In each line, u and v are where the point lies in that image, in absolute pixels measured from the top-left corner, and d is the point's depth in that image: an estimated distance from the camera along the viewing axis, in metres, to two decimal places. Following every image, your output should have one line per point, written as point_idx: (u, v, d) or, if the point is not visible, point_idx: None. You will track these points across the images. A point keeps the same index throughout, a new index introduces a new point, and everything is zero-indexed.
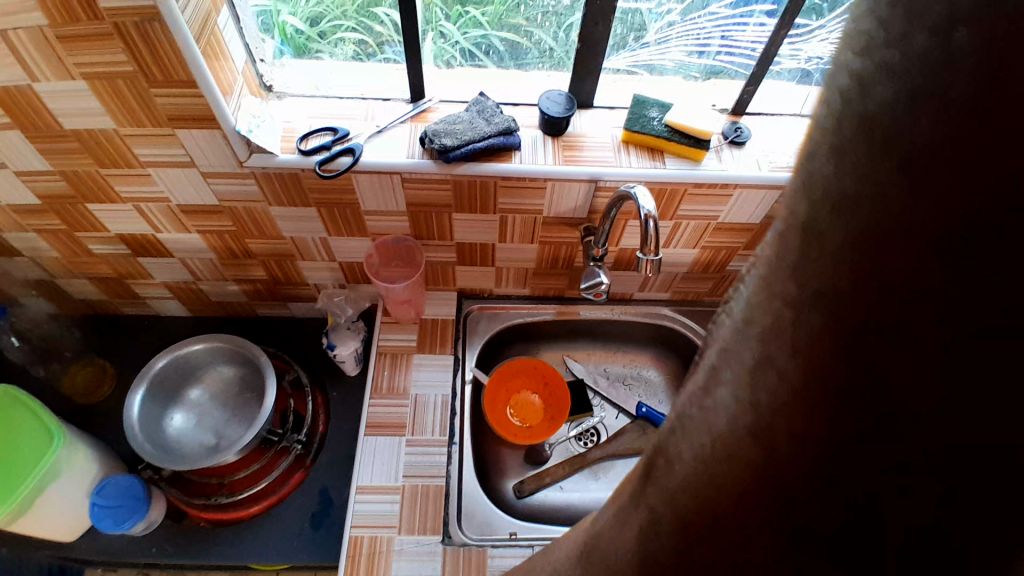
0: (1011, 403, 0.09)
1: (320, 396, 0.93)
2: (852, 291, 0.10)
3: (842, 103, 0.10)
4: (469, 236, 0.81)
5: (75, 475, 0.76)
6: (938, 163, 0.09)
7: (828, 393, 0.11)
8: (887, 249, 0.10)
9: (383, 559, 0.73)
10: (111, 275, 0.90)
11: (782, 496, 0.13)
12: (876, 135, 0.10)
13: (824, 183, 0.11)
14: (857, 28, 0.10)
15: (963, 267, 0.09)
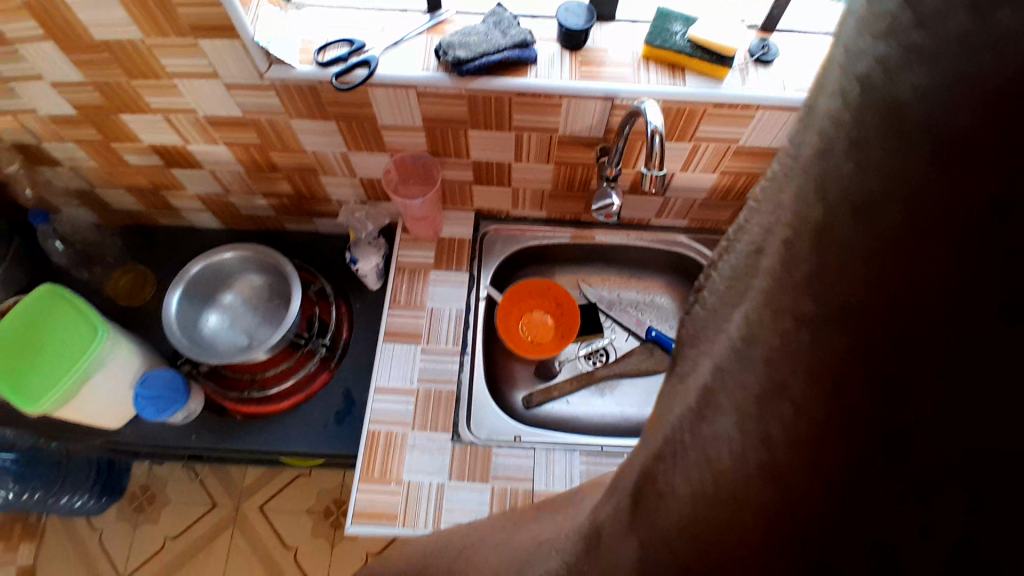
0: (1006, 395, 0.15)
1: (344, 306, 0.99)
2: (867, 302, 0.16)
3: (862, 91, 0.16)
4: (486, 155, 0.82)
5: (119, 365, 0.84)
6: (962, 149, 0.15)
7: (839, 419, 0.17)
8: (905, 252, 0.16)
9: (398, 451, 0.80)
10: (147, 186, 0.95)
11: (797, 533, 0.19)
12: (893, 123, 0.16)
13: (846, 183, 0.17)
14: (877, 18, 0.16)
15: (986, 257, 0.14)
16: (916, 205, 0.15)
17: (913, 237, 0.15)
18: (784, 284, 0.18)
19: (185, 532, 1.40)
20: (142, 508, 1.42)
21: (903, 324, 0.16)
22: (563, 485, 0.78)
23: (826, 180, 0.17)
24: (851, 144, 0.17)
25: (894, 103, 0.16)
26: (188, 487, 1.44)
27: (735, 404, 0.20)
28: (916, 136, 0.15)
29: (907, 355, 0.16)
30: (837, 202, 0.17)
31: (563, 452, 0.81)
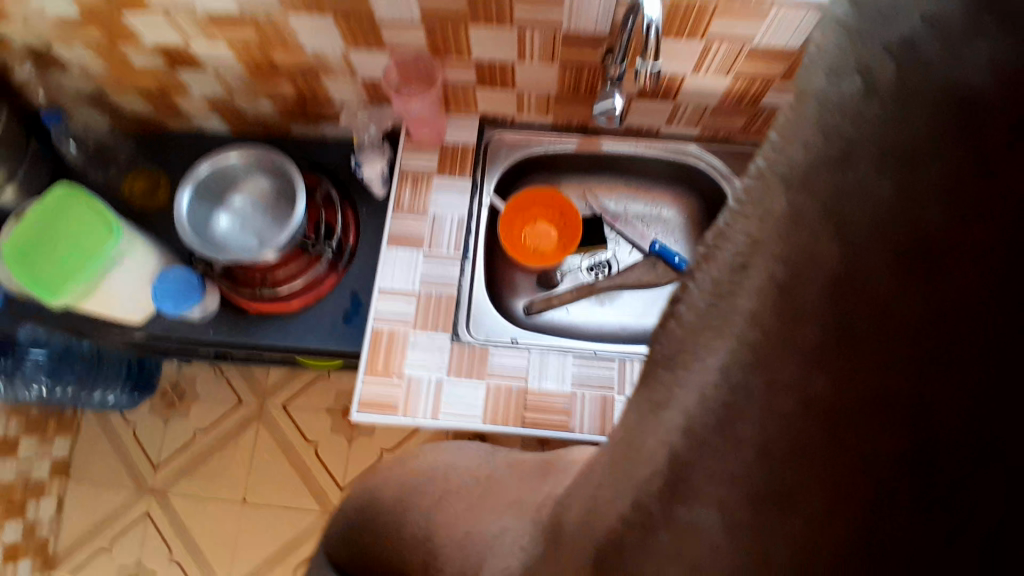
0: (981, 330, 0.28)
1: (350, 213, 1.00)
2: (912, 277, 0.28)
3: (910, 106, 0.29)
4: (488, 53, 0.79)
5: (136, 264, 0.89)
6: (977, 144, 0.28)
7: (878, 385, 0.28)
8: (940, 224, 0.28)
9: (400, 349, 0.84)
10: (155, 91, 0.94)
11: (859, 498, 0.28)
12: (934, 108, 0.29)
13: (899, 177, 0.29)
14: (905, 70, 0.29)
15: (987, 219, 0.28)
16: (955, 121, 0.29)
17: (952, 213, 0.28)
18: (837, 200, 0.29)
19: (212, 426, 1.52)
20: (173, 404, 1.53)
21: (946, 300, 0.28)
22: (556, 384, 0.82)
23: (866, 107, 0.29)
24: (903, 150, 0.29)
25: (940, 94, 0.29)
26: (213, 386, 1.54)
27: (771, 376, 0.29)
28: (955, 116, 0.29)
29: (932, 323, 0.28)
30: (887, 131, 0.29)
31: (557, 356, 0.84)
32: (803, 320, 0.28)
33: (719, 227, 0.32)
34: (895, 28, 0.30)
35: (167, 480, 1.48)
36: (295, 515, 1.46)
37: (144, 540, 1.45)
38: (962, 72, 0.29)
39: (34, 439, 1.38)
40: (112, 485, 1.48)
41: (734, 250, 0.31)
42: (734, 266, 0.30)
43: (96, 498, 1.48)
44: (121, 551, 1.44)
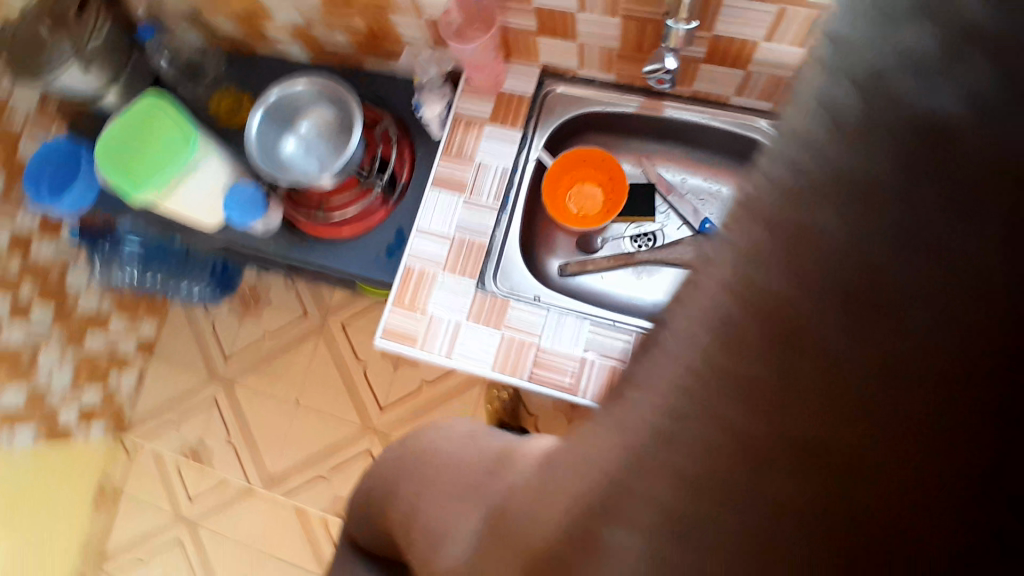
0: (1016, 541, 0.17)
1: (408, 148, 1.03)
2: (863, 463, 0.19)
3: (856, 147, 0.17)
4: (548, 1, 0.77)
5: (210, 176, 0.97)
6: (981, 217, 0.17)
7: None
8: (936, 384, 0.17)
9: (427, 287, 0.87)
10: (245, 13, 1.00)
11: None
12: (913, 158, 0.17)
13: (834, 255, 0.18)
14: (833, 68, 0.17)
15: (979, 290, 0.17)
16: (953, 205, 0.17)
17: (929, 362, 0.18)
18: (796, 297, 0.19)
19: (278, 332, 1.67)
20: (247, 306, 1.69)
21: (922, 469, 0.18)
22: (567, 346, 0.83)
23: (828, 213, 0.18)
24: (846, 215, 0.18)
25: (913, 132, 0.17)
26: (284, 295, 1.68)
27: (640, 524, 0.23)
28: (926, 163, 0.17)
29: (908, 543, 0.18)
30: (832, 218, 0.18)
31: (574, 319, 0.84)
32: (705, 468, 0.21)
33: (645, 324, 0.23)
34: (846, 72, 0.17)
35: (234, 372, 1.66)
36: (336, 424, 1.59)
37: (207, 421, 1.65)
38: (999, 158, 0.17)
39: (125, 317, 1.59)
40: (187, 369, 1.69)
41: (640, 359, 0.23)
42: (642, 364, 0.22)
43: (173, 377, 1.69)
44: (188, 427, 1.66)
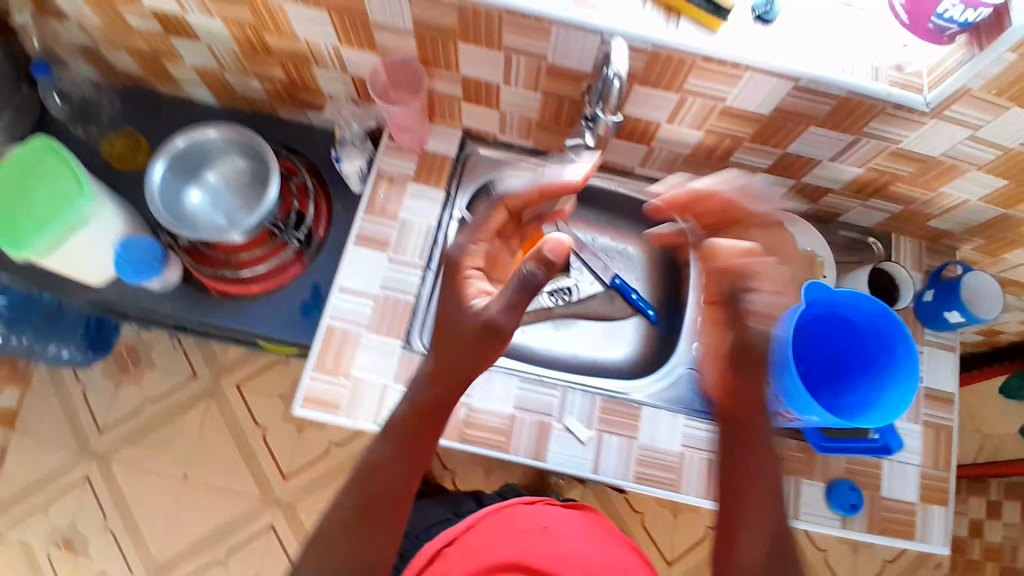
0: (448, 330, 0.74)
1: (325, 203, 1.00)
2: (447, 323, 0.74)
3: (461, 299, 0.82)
4: (475, 72, 0.80)
5: (103, 227, 0.88)
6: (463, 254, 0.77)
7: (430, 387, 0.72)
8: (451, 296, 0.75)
9: (352, 348, 0.86)
10: (147, 53, 0.94)
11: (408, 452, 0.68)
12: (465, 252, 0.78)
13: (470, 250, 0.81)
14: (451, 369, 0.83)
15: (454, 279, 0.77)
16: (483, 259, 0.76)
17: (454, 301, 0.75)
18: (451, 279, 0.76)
19: (163, 396, 1.50)
20: (126, 368, 1.52)
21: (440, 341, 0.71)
22: (497, 404, 0.85)
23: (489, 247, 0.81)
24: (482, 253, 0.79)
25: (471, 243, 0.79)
26: (171, 354, 1.53)
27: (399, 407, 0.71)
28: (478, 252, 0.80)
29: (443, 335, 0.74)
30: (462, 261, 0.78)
31: (503, 376, 0.86)
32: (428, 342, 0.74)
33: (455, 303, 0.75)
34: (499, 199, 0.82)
35: (110, 445, 1.47)
36: (233, 498, 1.45)
37: (77, 504, 1.44)
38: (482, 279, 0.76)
39: None
40: (52, 443, 1.46)
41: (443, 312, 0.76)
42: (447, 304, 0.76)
43: (35, 454, 1.46)
44: (55, 511, 1.43)
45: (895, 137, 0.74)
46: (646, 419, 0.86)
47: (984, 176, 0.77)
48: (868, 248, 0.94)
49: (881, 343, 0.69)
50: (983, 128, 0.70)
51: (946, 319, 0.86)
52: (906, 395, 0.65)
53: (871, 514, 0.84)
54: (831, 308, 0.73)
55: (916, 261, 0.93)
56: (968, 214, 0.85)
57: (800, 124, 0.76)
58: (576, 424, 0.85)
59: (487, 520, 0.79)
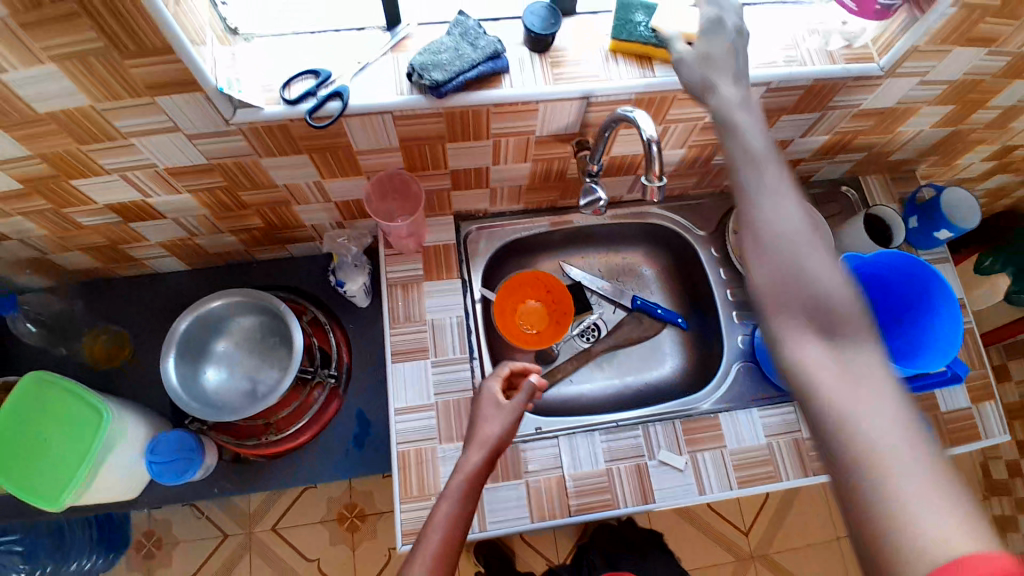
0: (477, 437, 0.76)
1: (339, 330, 0.98)
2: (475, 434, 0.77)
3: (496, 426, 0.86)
4: (463, 163, 0.81)
5: (110, 467, 0.81)
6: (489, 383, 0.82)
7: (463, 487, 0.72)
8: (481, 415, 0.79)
9: (430, 464, 0.83)
10: (104, 244, 0.90)
11: (443, 552, 0.66)
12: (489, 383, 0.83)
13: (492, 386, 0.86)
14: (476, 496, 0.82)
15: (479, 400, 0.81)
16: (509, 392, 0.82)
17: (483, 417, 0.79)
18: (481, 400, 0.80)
19: (200, 570, 1.39)
20: (151, 553, 1.39)
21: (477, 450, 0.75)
22: (591, 464, 0.85)
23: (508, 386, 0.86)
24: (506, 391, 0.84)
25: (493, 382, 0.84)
26: (193, 525, 1.41)
27: (437, 515, 0.69)
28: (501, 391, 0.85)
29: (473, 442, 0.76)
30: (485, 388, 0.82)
31: (585, 435, 0.87)
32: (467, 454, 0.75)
33: (495, 414, 0.78)
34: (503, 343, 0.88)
35: None
36: None
37: None
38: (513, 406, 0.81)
39: None
40: None
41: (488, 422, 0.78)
42: (486, 412, 0.78)
43: None
44: None
45: (857, 102, 0.81)
46: (727, 424, 0.88)
47: (934, 108, 0.85)
48: (843, 196, 1.02)
49: (919, 291, 0.74)
50: (929, 72, 0.77)
51: (938, 238, 0.92)
52: (953, 329, 0.71)
53: (939, 431, 0.89)
54: (859, 271, 0.78)
55: (887, 194, 1.01)
56: (921, 142, 0.94)
57: (774, 116, 0.82)
58: (669, 455, 0.86)
59: None
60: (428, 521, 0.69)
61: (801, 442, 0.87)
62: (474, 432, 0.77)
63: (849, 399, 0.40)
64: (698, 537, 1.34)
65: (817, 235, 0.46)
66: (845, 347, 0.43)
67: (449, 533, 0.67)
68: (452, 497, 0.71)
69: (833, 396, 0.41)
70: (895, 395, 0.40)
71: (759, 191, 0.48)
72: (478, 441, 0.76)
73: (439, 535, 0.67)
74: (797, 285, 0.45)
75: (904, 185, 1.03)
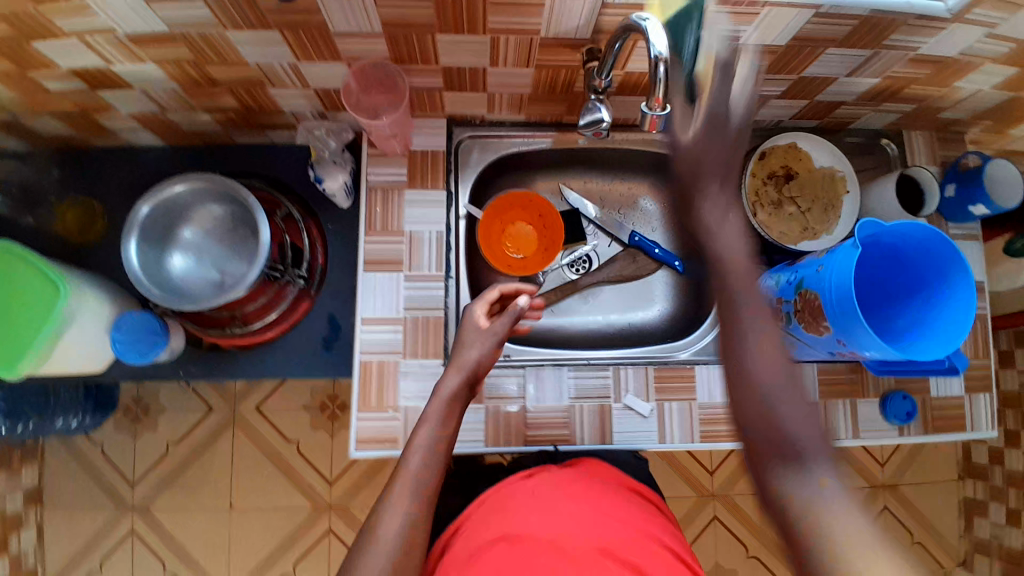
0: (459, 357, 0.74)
1: (316, 228, 0.94)
2: (458, 351, 0.75)
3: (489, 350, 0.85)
4: (457, 61, 0.72)
5: (65, 355, 0.80)
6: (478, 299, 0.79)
7: (445, 408, 0.71)
8: (465, 331, 0.76)
9: (391, 377, 0.82)
10: (76, 111, 0.83)
11: (423, 474, 0.66)
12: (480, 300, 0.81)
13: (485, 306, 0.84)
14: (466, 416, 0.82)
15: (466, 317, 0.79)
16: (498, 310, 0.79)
17: (465, 333, 0.76)
18: (468, 317, 0.78)
19: (186, 436, 1.44)
20: (139, 419, 1.43)
21: (459, 370, 0.73)
22: (553, 400, 0.84)
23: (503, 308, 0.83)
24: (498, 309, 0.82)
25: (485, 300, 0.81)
26: (182, 396, 1.45)
27: (419, 440, 0.68)
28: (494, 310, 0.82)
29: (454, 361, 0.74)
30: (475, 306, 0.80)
31: (553, 370, 0.84)
32: (448, 375, 0.73)
33: (479, 331, 0.76)
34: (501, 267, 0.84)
35: (147, 495, 1.41)
36: (287, 513, 1.43)
37: (132, 558, 1.40)
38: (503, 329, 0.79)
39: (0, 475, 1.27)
40: (85, 511, 1.39)
41: (472, 341, 0.75)
42: (471, 332, 0.76)
43: (71, 522, 1.39)
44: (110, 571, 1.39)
45: (914, 46, 0.69)
46: (702, 378, 0.84)
47: (995, 67, 0.73)
48: (881, 150, 0.91)
49: (935, 267, 0.67)
50: (998, 25, 0.65)
51: (971, 214, 0.84)
52: (965, 314, 0.64)
53: (924, 417, 0.85)
54: (876, 239, 0.69)
55: (930, 156, 0.91)
56: (976, 103, 0.82)
57: (817, 47, 0.70)
58: (635, 401, 0.83)
59: (472, 516, 0.74)
60: (409, 444, 0.69)
61: None
62: (458, 353, 0.74)
63: (819, 507, 0.44)
64: (662, 470, 1.37)
65: (795, 377, 0.51)
66: (800, 471, 0.47)
67: (428, 461, 0.66)
68: (434, 419, 0.70)
69: (797, 513, 0.45)
70: (857, 517, 0.44)
71: (744, 313, 0.53)
72: (460, 359, 0.74)
73: (416, 464, 0.66)
74: (769, 414, 0.50)
75: (952, 145, 0.91)
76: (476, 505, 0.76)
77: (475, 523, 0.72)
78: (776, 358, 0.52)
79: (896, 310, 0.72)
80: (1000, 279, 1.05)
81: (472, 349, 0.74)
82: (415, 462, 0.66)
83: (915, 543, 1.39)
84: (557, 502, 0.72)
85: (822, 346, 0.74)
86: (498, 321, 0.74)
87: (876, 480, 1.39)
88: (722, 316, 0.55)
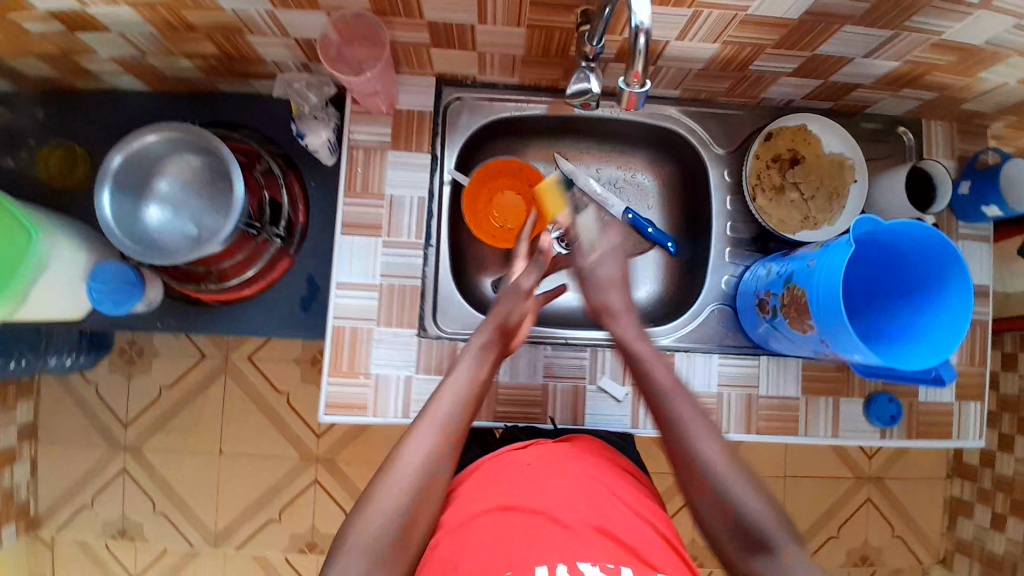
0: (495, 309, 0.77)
1: (298, 184, 0.91)
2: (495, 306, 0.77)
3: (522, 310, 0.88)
4: (443, 15, 0.67)
5: (32, 305, 0.78)
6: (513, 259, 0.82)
7: (479, 357, 0.73)
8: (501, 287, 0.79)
9: (364, 347, 0.80)
10: (57, 54, 0.80)
11: (452, 420, 0.66)
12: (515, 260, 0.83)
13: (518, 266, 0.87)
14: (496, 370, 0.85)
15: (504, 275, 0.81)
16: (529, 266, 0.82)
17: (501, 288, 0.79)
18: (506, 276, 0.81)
19: (179, 380, 1.44)
20: (133, 360, 1.43)
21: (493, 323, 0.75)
22: (527, 376, 0.82)
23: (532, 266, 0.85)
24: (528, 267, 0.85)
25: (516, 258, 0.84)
26: (174, 342, 1.43)
27: (450, 384, 0.69)
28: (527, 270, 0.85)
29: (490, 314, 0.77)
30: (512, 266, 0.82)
31: (529, 346, 0.82)
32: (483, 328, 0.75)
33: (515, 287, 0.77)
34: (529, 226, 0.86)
35: (138, 437, 1.43)
36: (274, 463, 1.43)
37: (124, 496, 1.43)
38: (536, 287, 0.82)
39: None
40: (78, 449, 1.42)
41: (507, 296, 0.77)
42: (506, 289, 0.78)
43: (63, 456, 1.42)
44: (102, 506, 1.43)
45: (937, 31, 0.63)
46: (682, 364, 0.81)
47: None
48: (896, 139, 0.86)
49: (930, 266, 0.63)
50: None
51: (984, 213, 0.80)
52: (959, 321, 0.60)
53: (909, 421, 0.83)
54: (872, 236, 0.65)
55: (945, 150, 0.85)
56: (1001, 95, 0.76)
57: (833, 23, 0.64)
58: (610, 383, 0.82)
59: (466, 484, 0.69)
60: (435, 395, 0.69)
61: (754, 398, 0.81)
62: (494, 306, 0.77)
63: None
64: (645, 445, 1.37)
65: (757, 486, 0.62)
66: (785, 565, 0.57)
67: (455, 408, 0.67)
68: (466, 369, 0.71)
69: None
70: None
71: (711, 469, 0.63)
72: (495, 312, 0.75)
73: (444, 411, 0.66)
74: (738, 525, 0.60)
75: (972, 138, 0.85)
76: (467, 475, 0.71)
77: (469, 490, 0.67)
78: (753, 498, 0.61)
79: (887, 311, 0.68)
80: (1009, 279, 1.00)
81: (507, 305, 0.76)
82: (440, 407, 0.67)
83: (896, 536, 1.39)
84: (551, 472, 0.67)
85: (808, 345, 0.71)
86: (525, 276, 0.78)
87: (859, 470, 1.38)
88: (682, 482, 0.64)
